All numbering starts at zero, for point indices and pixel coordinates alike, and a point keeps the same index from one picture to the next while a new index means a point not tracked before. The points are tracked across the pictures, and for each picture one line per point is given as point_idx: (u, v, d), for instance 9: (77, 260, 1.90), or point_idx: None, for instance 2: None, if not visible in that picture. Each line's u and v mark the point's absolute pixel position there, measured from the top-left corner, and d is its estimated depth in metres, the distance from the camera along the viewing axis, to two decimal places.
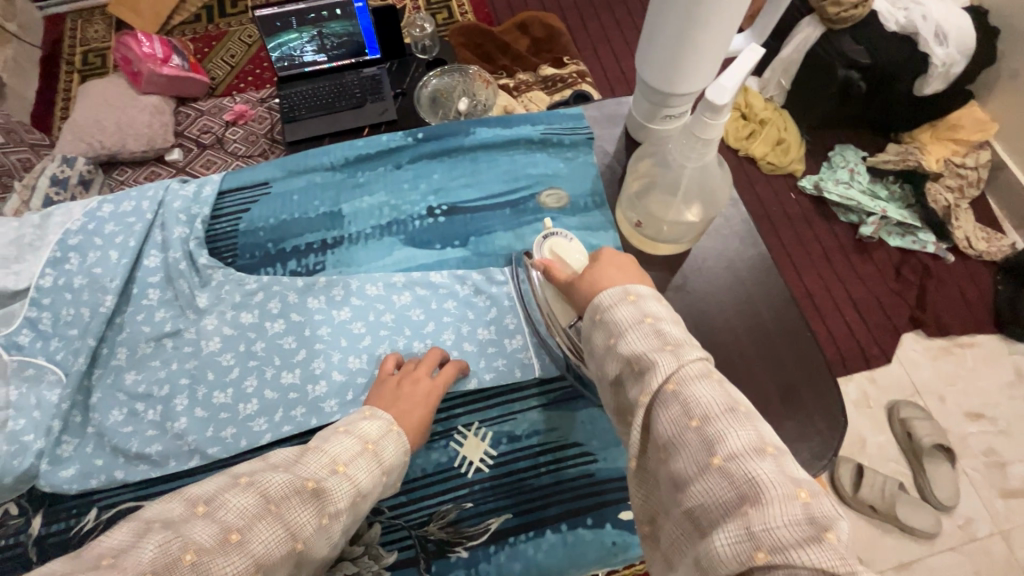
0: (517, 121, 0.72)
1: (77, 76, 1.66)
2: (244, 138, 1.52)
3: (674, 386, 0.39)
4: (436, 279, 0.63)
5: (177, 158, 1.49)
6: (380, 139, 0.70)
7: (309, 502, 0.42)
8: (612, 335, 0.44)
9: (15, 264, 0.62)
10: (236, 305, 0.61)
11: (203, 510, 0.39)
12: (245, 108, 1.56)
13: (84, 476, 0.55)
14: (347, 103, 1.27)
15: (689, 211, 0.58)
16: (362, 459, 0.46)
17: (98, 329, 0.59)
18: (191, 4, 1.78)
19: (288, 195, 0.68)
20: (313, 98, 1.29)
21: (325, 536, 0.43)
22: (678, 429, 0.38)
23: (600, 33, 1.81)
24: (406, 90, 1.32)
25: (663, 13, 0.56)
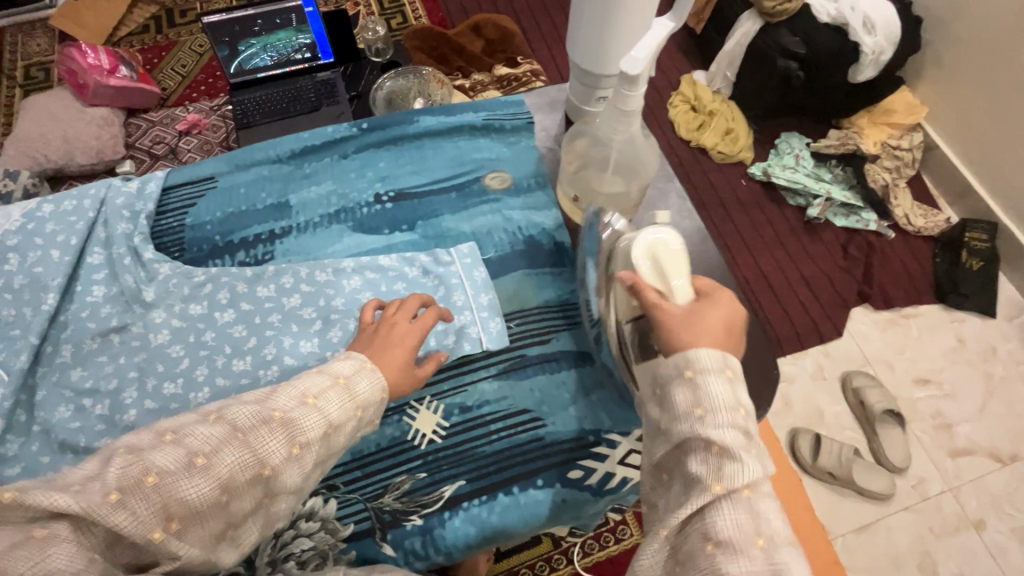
0: (460, 109, 0.74)
1: (18, 91, 1.70)
2: (199, 147, 1.53)
3: (749, 492, 0.40)
4: (385, 262, 0.64)
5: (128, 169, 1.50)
6: (325, 131, 0.71)
7: (280, 431, 0.43)
8: (700, 404, 0.43)
9: None
10: (184, 297, 0.61)
11: (171, 438, 0.40)
12: (198, 118, 1.56)
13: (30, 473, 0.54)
14: (302, 108, 1.36)
15: (624, 182, 0.61)
16: (334, 392, 0.47)
17: (41, 327, 0.59)
18: (139, 15, 1.82)
19: (235, 189, 0.68)
20: (267, 104, 1.34)
21: (298, 466, 0.44)
22: (742, 537, 0.39)
23: (540, 31, 1.92)
24: (360, 93, 1.46)
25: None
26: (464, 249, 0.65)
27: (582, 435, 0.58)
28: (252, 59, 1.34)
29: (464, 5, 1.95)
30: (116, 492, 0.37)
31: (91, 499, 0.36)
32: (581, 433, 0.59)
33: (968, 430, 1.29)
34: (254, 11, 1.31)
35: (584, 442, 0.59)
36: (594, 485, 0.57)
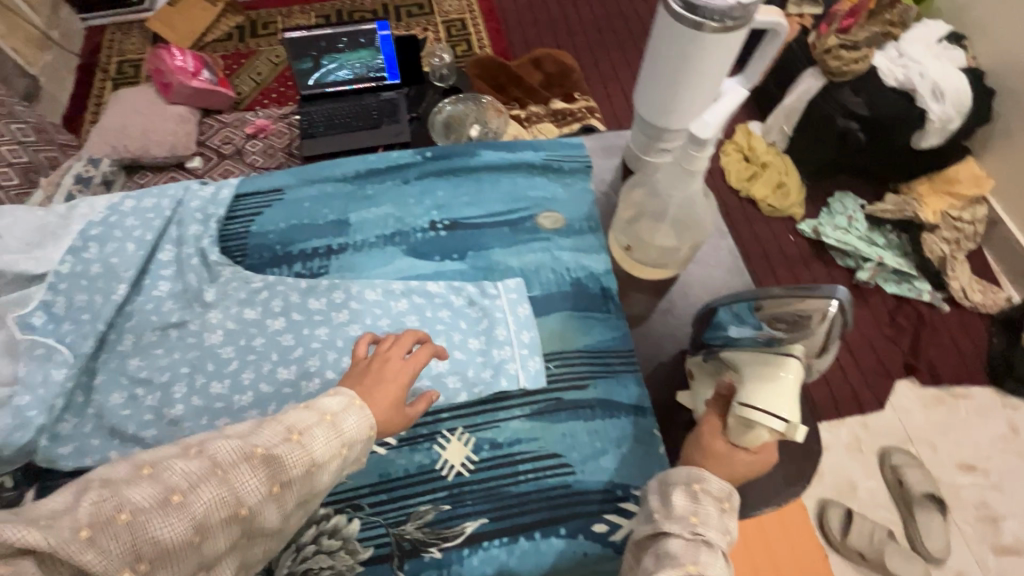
0: (522, 145, 0.75)
1: (110, 83, 1.92)
2: (264, 151, 1.66)
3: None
4: (433, 289, 0.65)
5: (197, 165, 1.64)
6: (390, 155, 0.74)
7: (261, 468, 0.44)
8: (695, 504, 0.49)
9: (36, 250, 0.64)
10: (240, 301, 0.63)
11: (148, 472, 0.42)
12: (266, 123, 1.68)
13: (79, 454, 0.57)
14: (365, 123, 1.50)
15: (678, 238, 0.61)
16: (319, 428, 0.48)
17: (109, 315, 0.62)
18: (225, 24, 2.05)
19: (299, 202, 0.71)
20: (335, 117, 1.52)
21: (277, 506, 0.45)
22: None
23: (596, 65, 2.03)
24: (420, 114, 1.58)
25: (661, 51, 0.63)
26: (511, 285, 0.66)
27: (611, 488, 0.57)
28: (331, 73, 1.53)
29: (528, 39, 2.09)
30: (86, 529, 0.38)
31: (60, 535, 0.37)
32: (610, 486, 0.58)
33: (1016, 527, 1.20)
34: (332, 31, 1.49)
35: (611, 495, 0.58)
36: (617, 541, 0.55)
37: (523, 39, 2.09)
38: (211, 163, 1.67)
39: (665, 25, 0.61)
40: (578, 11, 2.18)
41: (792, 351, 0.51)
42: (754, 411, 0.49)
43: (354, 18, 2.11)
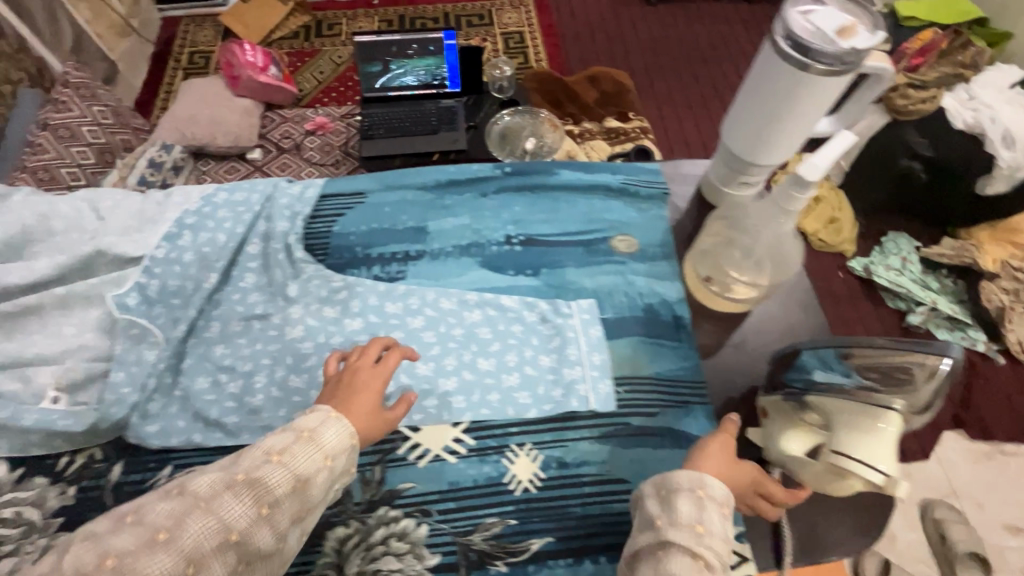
0: (600, 169, 0.85)
1: (181, 73, 2.01)
2: (320, 147, 1.76)
3: None
4: (507, 303, 0.75)
5: (257, 157, 1.74)
6: (471, 168, 0.83)
7: (245, 494, 0.50)
8: (697, 520, 0.55)
9: (138, 234, 0.78)
10: (322, 299, 0.75)
11: (132, 518, 0.48)
12: (325, 121, 1.81)
13: (164, 434, 0.69)
14: (423, 129, 1.55)
15: (759, 270, 0.71)
16: (298, 445, 0.55)
17: (199, 302, 0.76)
18: (293, 23, 2.13)
19: (380, 207, 0.83)
20: (393, 121, 1.58)
21: (268, 526, 0.52)
22: None
23: (650, 87, 2.04)
24: (477, 123, 1.61)
25: (757, 98, 0.73)
26: (583, 305, 0.76)
27: None
28: (399, 78, 1.58)
29: (584, 56, 2.11)
30: None
31: None
32: None
33: None
34: (395, 37, 1.52)
35: None
36: None
37: (579, 55, 2.12)
38: (270, 156, 1.76)
39: (776, 64, 0.69)
40: (636, 31, 2.20)
41: (892, 405, 0.59)
42: (848, 463, 0.58)
43: (416, 25, 2.18)
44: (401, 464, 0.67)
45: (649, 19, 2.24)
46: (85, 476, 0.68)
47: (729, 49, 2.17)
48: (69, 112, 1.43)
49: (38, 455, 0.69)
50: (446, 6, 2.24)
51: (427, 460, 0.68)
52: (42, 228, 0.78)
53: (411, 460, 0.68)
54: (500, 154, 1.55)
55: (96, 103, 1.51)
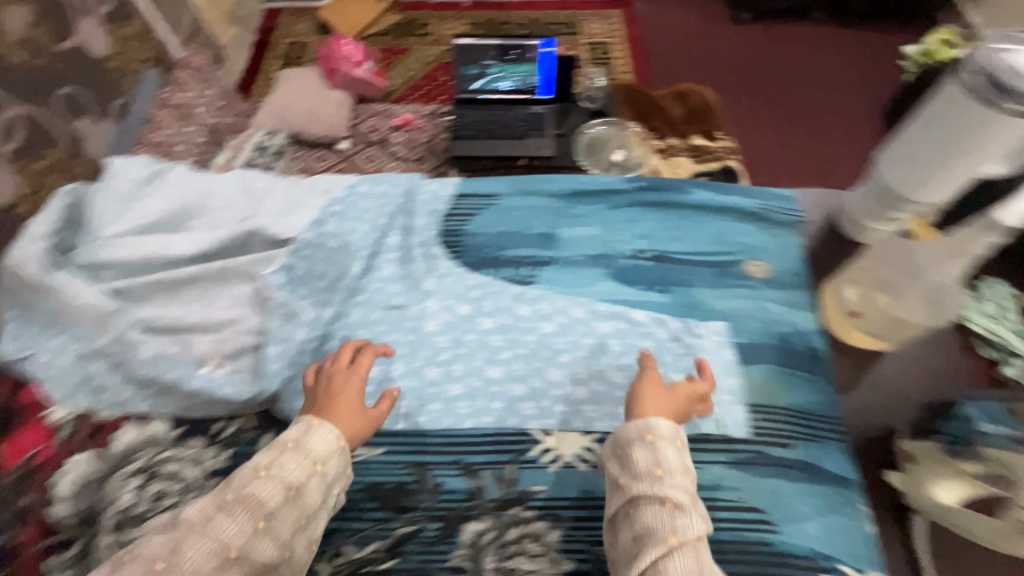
0: (734, 195, 1.02)
1: (280, 62, 2.11)
2: (405, 142, 1.76)
3: (676, 539, 0.62)
4: (639, 317, 0.91)
5: (344, 148, 1.76)
6: (606, 185, 1.03)
7: (232, 516, 0.65)
8: (654, 463, 0.68)
9: (288, 220, 1.02)
10: (457, 297, 0.96)
11: (136, 553, 0.63)
12: (411, 117, 1.81)
13: (307, 410, 0.88)
14: (512, 133, 1.59)
15: (885, 304, 1.13)
16: (280, 459, 0.71)
17: (342, 292, 0.96)
18: (387, 21, 2.21)
19: (512, 213, 1.03)
20: (484, 124, 1.61)
21: (266, 535, 0.66)
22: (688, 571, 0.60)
23: (738, 108, 2.01)
24: (565, 132, 1.62)
25: (932, 145, 0.97)
26: (713, 328, 0.90)
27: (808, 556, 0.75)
28: (495, 81, 1.63)
29: (669, 71, 2.10)
30: None
31: None
32: (813, 555, 0.75)
33: None
34: (499, 42, 1.61)
35: (809, 563, 0.75)
36: None
37: (662, 69, 2.10)
38: (356, 148, 1.77)
39: (957, 101, 0.93)
40: (725, 49, 2.17)
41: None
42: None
43: (504, 30, 2.20)
44: (533, 467, 0.82)
45: (740, 38, 2.21)
46: (240, 441, 0.88)
47: (820, 74, 2.11)
48: (187, 94, 1.53)
49: (200, 418, 0.90)
50: (534, 13, 2.26)
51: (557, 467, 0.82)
52: (205, 203, 1.03)
53: (541, 462, 0.83)
54: (587, 164, 1.55)
55: (210, 88, 1.61)
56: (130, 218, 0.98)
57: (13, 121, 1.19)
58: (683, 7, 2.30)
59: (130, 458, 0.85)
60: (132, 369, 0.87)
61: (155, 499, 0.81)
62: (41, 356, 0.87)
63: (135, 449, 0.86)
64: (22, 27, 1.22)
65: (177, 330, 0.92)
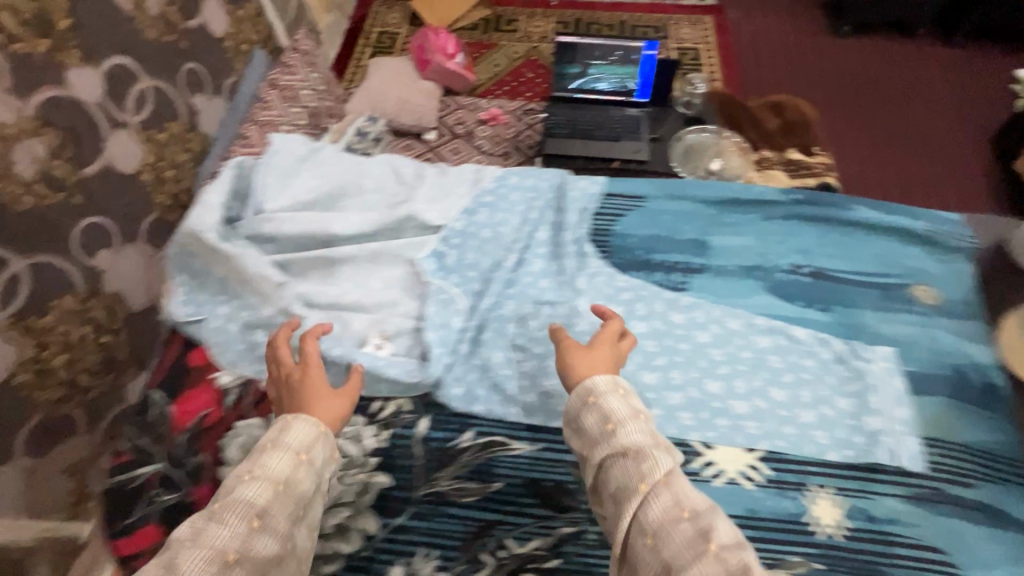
0: (902, 218, 1.07)
1: (370, 49, 2.15)
2: (491, 137, 1.78)
3: (647, 488, 0.60)
4: (802, 336, 0.93)
5: (432, 139, 1.78)
6: (763, 196, 1.09)
7: (220, 528, 0.61)
8: (603, 419, 0.67)
9: (441, 208, 1.07)
10: (609, 298, 0.98)
11: None
12: (498, 112, 1.81)
13: (469, 399, 0.92)
14: (606, 134, 1.56)
15: None
16: (261, 458, 0.68)
17: (496, 284, 1.00)
18: (476, 16, 2.23)
19: (663, 217, 1.08)
20: (577, 123, 1.60)
21: (263, 534, 0.62)
22: (668, 516, 0.58)
23: (837, 125, 1.94)
24: (661, 135, 1.60)
25: None
26: (883, 354, 0.92)
27: None
28: (592, 82, 1.64)
29: (761, 81, 2.04)
30: None
31: None
32: None
33: None
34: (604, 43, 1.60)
35: None
36: None
37: (756, 80, 2.04)
38: (443, 139, 1.79)
39: None
40: (824, 61, 2.10)
41: None
42: None
43: (592, 29, 2.18)
44: (696, 478, 0.82)
45: (841, 51, 2.12)
46: (399, 424, 0.91)
47: (926, 93, 2.01)
48: (295, 76, 1.57)
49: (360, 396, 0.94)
50: (623, 13, 2.23)
51: (723, 480, 0.82)
52: (358, 183, 1.10)
53: (706, 476, 0.82)
54: (682, 170, 1.52)
55: (315, 71, 1.66)
56: (288, 196, 1.06)
57: (144, 94, 1.22)
58: (778, 15, 2.23)
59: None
60: (293, 342, 0.94)
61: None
62: (215, 320, 0.99)
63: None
64: (158, 4, 1.26)
65: (333, 307, 0.98)
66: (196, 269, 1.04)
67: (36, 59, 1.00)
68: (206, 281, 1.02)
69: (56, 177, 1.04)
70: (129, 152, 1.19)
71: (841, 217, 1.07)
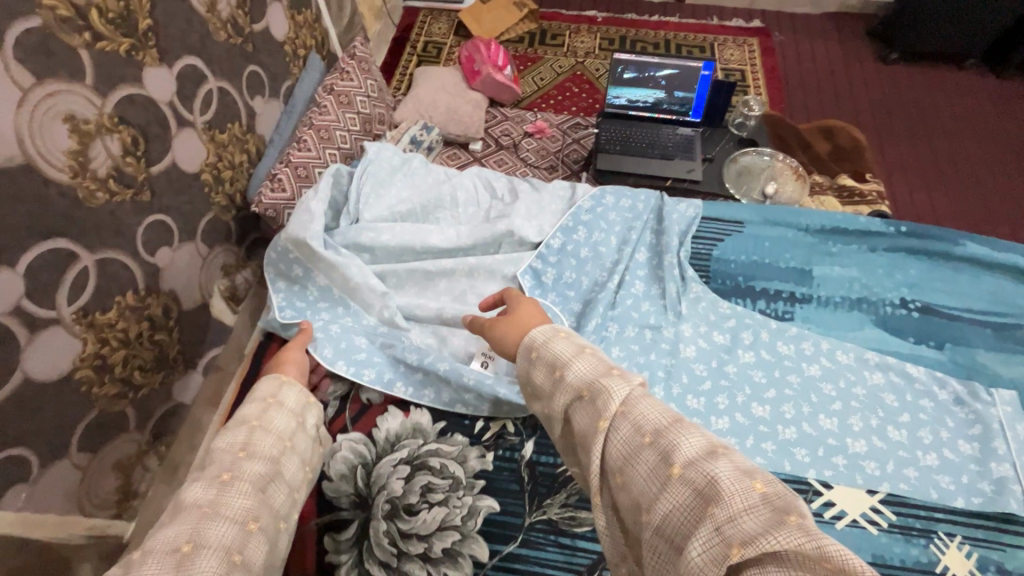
0: (1015, 254, 1.07)
1: (415, 58, 2.16)
2: (536, 150, 1.77)
3: (605, 425, 0.53)
4: (916, 374, 0.94)
5: (477, 149, 1.76)
6: (865, 228, 1.11)
7: (222, 462, 0.69)
8: (556, 365, 0.61)
9: (538, 226, 1.11)
10: (712, 325, 1.00)
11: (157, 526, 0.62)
12: (544, 125, 1.82)
13: None
14: (660, 153, 1.55)
15: None
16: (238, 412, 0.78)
17: (600, 305, 1.00)
18: (521, 29, 2.24)
19: (763, 243, 1.11)
20: (629, 141, 1.59)
21: (253, 459, 0.70)
22: (635, 448, 0.51)
23: (893, 153, 1.92)
24: (713, 156, 1.60)
25: None
26: (1005, 395, 0.92)
27: None
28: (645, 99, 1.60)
29: (809, 105, 2.03)
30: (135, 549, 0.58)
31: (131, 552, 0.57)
32: None
33: None
34: (656, 60, 1.51)
35: None
36: None
37: (804, 104, 2.03)
38: (489, 149, 1.78)
39: None
40: (878, 87, 2.09)
41: None
42: None
43: (637, 47, 2.18)
44: (819, 521, 0.81)
45: (896, 78, 2.11)
46: (503, 446, 0.92)
47: (982, 125, 1.98)
48: (351, 82, 1.53)
49: (462, 416, 0.96)
50: (668, 33, 2.23)
51: (847, 522, 0.82)
52: (454, 197, 1.16)
53: (827, 517, 0.82)
54: (736, 192, 1.51)
55: (370, 77, 1.62)
56: (384, 206, 1.11)
57: (210, 94, 1.13)
58: (828, 40, 2.23)
59: (396, 447, 0.92)
60: (397, 352, 0.99)
61: (424, 491, 0.86)
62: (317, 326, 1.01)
63: (401, 437, 0.93)
64: (229, 7, 1.17)
65: (433, 321, 1.04)
66: (296, 275, 1.06)
67: (117, 56, 0.92)
68: (307, 286, 1.05)
69: (126, 174, 0.95)
70: (194, 152, 1.10)
71: (950, 251, 1.08)
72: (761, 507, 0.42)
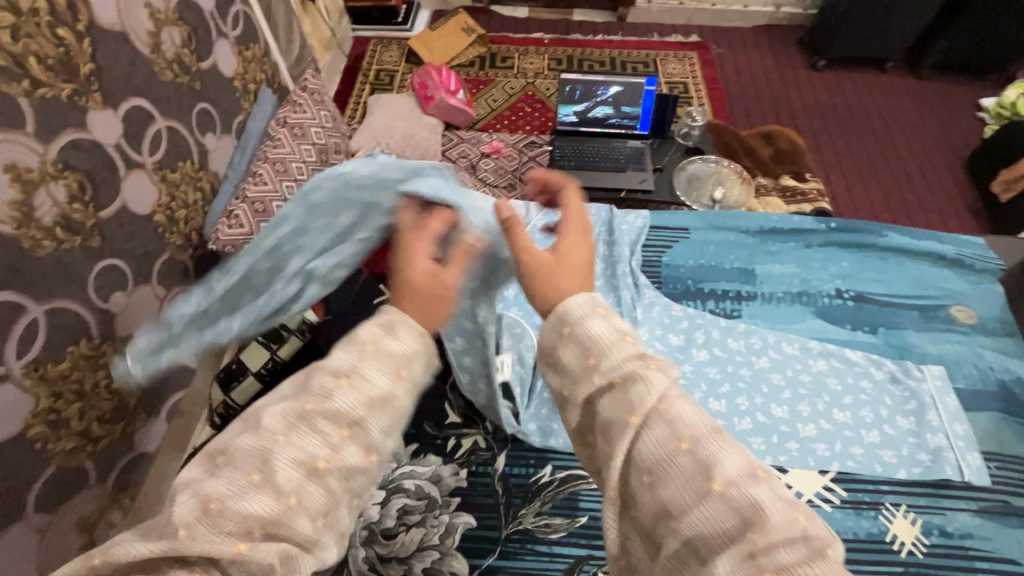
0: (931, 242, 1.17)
1: (368, 87, 2.19)
2: (494, 169, 1.77)
3: (638, 419, 0.44)
4: (855, 358, 1.01)
5: None
6: (798, 227, 1.18)
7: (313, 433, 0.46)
8: (589, 350, 0.48)
9: None
10: (666, 328, 1.04)
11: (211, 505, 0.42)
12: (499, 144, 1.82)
13: (542, 432, 0.97)
14: (610, 165, 1.62)
15: None
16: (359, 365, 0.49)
17: None
18: (471, 54, 2.30)
19: (707, 246, 1.17)
20: (581, 155, 1.66)
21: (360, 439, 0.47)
22: (667, 451, 0.42)
23: (827, 152, 2.05)
24: (662, 166, 1.67)
25: None
26: (932, 370, 0.99)
27: None
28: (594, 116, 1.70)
29: (749, 112, 2.15)
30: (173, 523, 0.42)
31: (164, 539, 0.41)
32: None
33: None
34: (598, 79, 1.64)
35: None
36: None
37: (743, 111, 2.15)
38: None
39: None
40: (807, 92, 2.23)
41: None
42: None
43: (584, 66, 2.27)
44: None
45: (822, 82, 2.26)
46: (476, 461, 0.94)
47: (902, 122, 2.14)
48: (304, 114, 1.54)
49: (432, 435, 0.96)
50: (612, 51, 2.33)
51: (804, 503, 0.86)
52: None
53: None
54: (687, 199, 1.58)
55: (323, 108, 1.63)
56: None
57: (158, 134, 1.12)
58: (760, 50, 2.37)
59: None
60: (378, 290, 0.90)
61: (400, 514, 0.85)
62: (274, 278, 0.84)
63: None
64: (173, 46, 1.16)
65: None
66: None
67: (58, 102, 0.90)
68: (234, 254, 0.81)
69: (74, 221, 0.93)
70: (144, 194, 1.09)
71: (876, 242, 1.16)
72: (800, 536, 0.37)
